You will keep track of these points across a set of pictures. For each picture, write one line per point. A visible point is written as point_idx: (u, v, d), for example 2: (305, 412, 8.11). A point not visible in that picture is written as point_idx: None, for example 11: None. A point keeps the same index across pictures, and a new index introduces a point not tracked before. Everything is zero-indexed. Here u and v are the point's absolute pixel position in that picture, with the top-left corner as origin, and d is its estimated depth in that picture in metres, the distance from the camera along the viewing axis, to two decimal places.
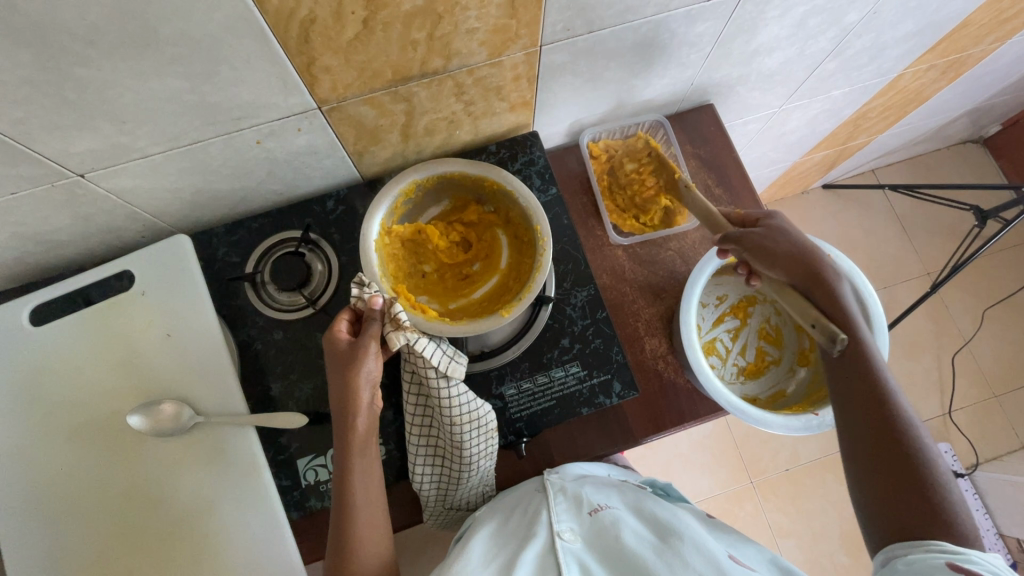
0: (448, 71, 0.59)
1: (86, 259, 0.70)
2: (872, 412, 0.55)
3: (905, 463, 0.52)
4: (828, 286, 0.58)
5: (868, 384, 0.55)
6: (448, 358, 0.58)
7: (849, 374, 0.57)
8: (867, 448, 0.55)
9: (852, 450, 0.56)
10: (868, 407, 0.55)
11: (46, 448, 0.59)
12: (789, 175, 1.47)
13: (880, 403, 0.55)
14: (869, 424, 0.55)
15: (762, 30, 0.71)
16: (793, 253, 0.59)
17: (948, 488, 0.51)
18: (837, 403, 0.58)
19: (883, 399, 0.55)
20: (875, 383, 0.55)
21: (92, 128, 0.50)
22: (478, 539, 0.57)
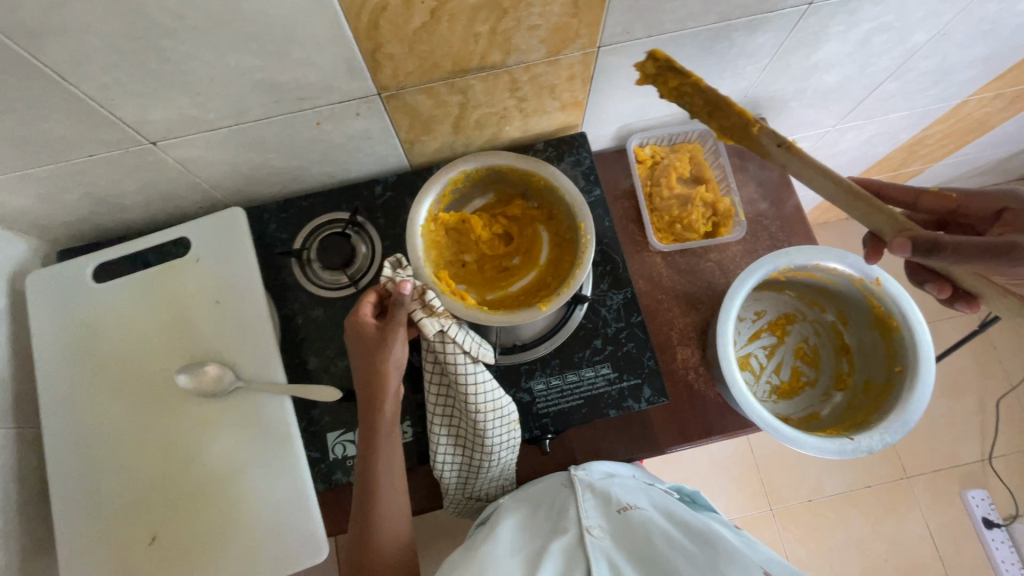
0: (505, 66, 0.60)
1: (146, 223, 0.73)
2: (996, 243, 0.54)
3: None
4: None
5: None
6: (477, 343, 0.60)
7: None
8: None
9: None
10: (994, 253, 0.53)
11: (96, 399, 0.62)
12: (835, 198, 1.44)
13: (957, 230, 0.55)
14: None
15: (822, 45, 0.70)
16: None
17: None
18: None
19: None
20: None
21: (168, 99, 0.53)
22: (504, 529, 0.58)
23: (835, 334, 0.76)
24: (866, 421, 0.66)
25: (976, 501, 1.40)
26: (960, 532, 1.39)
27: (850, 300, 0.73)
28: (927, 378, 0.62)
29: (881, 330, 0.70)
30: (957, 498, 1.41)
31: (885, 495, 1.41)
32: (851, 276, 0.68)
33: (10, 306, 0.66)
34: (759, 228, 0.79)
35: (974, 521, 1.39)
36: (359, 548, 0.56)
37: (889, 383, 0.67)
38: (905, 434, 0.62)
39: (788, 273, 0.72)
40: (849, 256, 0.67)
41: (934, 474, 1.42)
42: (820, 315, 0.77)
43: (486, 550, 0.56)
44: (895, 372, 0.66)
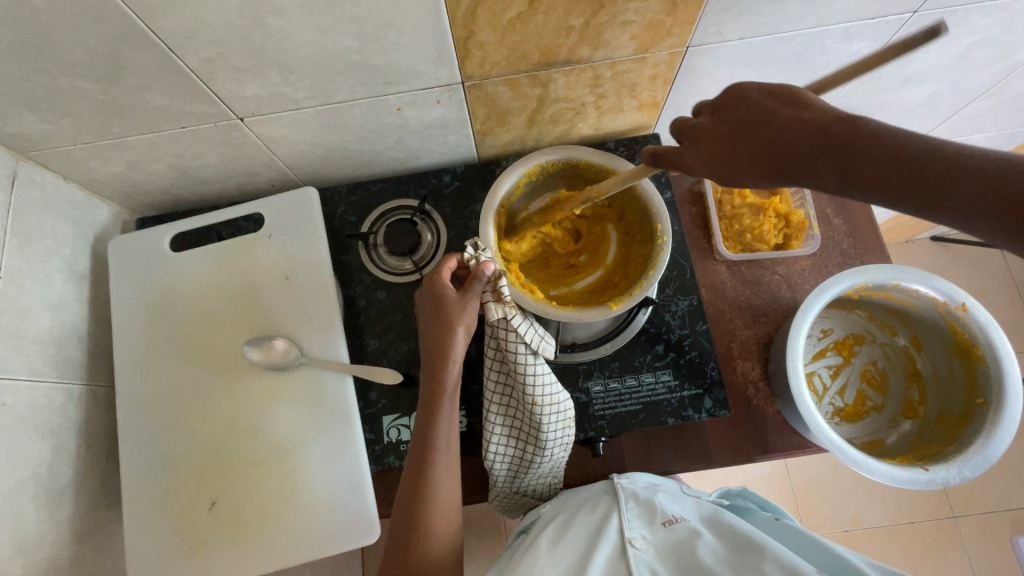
0: (591, 61, 0.59)
1: (221, 197, 0.75)
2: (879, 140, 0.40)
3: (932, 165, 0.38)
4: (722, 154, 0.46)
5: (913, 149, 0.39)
6: (539, 337, 0.59)
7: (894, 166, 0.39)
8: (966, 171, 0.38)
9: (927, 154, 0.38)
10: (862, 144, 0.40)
11: (167, 364, 0.64)
12: (898, 220, 1.39)
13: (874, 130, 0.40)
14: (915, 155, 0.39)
15: (918, 57, 0.67)
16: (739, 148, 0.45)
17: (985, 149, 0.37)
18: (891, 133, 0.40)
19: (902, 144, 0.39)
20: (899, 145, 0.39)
21: (262, 75, 0.54)
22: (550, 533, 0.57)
23: (906, 359, 0.73)
24: (941, 452, 0.63)
25: None
26: None
27: (928, 324, 0.69)
28: (1014, 413, 0.59)
29: (962, 358, 0.66)
30: (1007, 544, 1.34)
31: (929, 533, 1.35)
32: (934, 299, 0.65)
33: (92, 268, 0.68)
34: (831, 243, 0.77)
35: None
36: (404, 528, 0.53)
37: (968, 414, 0.64)
38: (985, 469, 0.59)
39: (862, 291, 0.69)
40: (934, 278, 0.64)
41: (984, 516, 1.35)
42: (891, 338, 0.73)
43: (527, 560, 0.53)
44: (976, 404, 0.63)
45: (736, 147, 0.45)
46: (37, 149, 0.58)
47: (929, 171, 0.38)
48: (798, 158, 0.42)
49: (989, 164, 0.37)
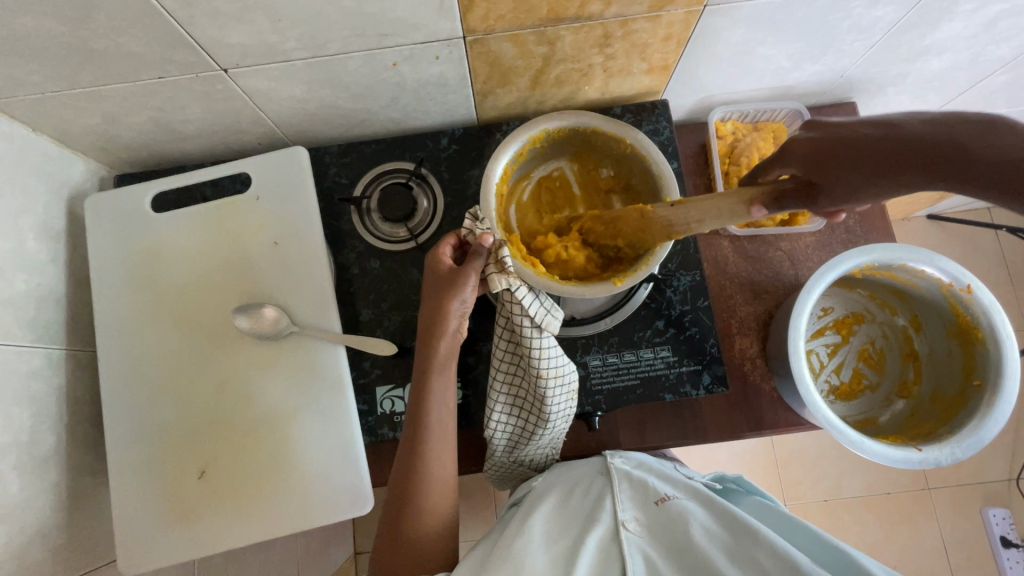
0: (602, 18, 0.55)
1: (204, 155, 0.71)
2: (916, 146, 0.46)
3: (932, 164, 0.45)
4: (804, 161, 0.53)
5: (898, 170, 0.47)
6: (545, 311, 0.57)
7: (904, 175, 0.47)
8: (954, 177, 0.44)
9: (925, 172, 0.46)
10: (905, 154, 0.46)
11: (152, 329, 0.62)
12: (898, 197, 1.38)
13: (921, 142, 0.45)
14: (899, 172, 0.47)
15: (943, 25, 0.64)
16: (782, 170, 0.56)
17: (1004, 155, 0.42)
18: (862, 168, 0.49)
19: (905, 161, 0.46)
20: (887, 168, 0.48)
21: (247, 21, 0.49)
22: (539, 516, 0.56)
23: (905, 339, 0.72)
24: (935, 433, 0.63)
25: (997, 519, 1.38)
26: (976, 547, 1.38)
27: (930, 305, 0.69)
28: (1010, 396, 0.59)
29: (962, 340, 0.66)
30: (977, 514, 1.39)
31: (904, 503, 1.40)
32: (940, 281, 0.64)
33: (68, 227, 0.64)
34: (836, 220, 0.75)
35: (991, 539, 1.37)
36: (395, 503, 0.52)
37: (963, 396, 0.64)
38: (977, 450, 0.59)
39: (867, 270, 0.68)
40: (940, 259, 0.63)
41: (957, 488, 1.40)
42: (891, 318, 0.73)
43: (520, 538, 0.52)
44: (973, 386, 0.63)
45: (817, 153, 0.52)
46: (3, 97, 0.54)
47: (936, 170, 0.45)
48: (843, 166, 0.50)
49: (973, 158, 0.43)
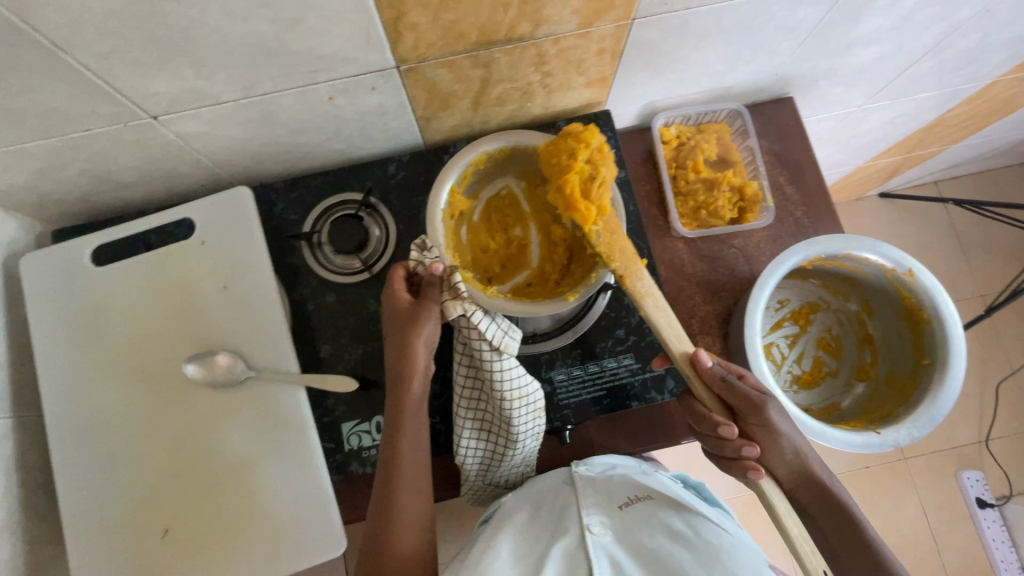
0: (533, 38, 0.56)
1: (146, 201, 0.69)
2: (850, 540, 0.55)
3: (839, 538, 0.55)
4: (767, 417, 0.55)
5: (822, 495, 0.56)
6: (502, 333, 0.56)
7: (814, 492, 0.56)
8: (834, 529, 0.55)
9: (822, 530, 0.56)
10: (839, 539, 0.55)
11: (103, 388, 0.60)
12: (849, 179, 1.42)
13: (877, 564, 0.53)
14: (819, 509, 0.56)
15: (864, 21, 0.66)
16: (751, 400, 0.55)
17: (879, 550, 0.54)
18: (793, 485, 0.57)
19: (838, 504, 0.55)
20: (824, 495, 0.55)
21: (170, 69, 0.48)
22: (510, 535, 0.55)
23: (858, 324, 0.75)
24: (892, 414, 0.65)
25: (971, 481, 1.42)
26: (954, 512, 1.42)
27: (877, 290, 0.71)
28: (956, 373, 0.61)
29: (909, 322, 0.68)
30: (952, 478, 1.44)
31: (883, 476, 1.43)
32: (883, 267, 0.66)
33: (5, 290, 0.62)
34: (785, 213, 0.77)
35: (967, 501, 1.42)
36: (369, 545, 0.51)
37: (915, 376, 0.66)
38: (932, 429, 0.61)
39: (816, 262, 0.70)
40: (883, 246, 0.65)
41: (931, 456, 1.45)
42: (843, 305, 0.75)
43: (485, 559, 0.51)
44: (923, 365, 0.65)
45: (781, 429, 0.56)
46: None
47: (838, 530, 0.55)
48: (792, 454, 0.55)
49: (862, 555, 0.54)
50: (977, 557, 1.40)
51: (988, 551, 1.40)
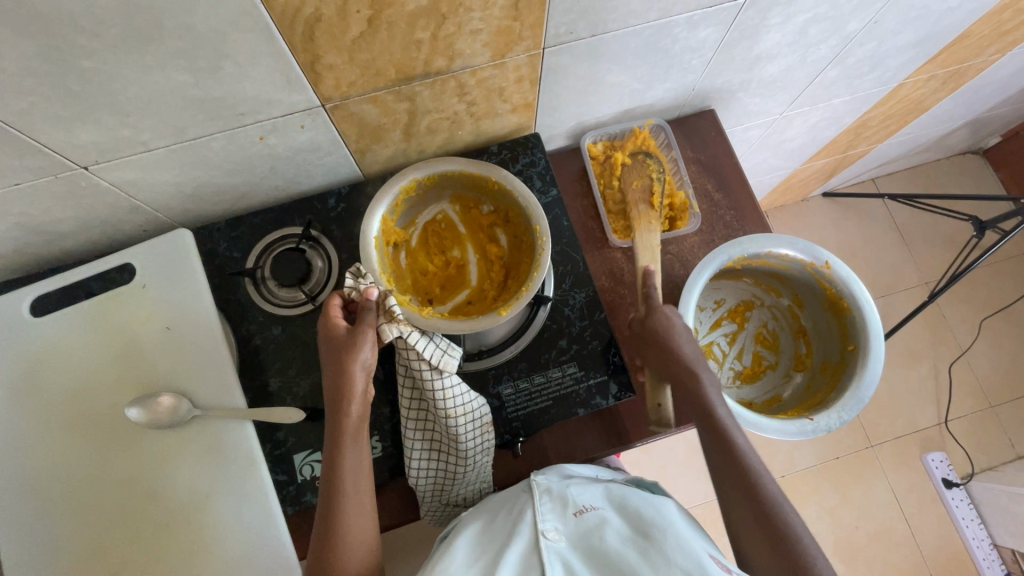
0: (450, 71, 0.59)
1: (88, 250, 0.70)
2: (758, 515, 0.52)
3: (762, 517, 0.52)
4: (681, 367, 0.60)
5: (732, 461, 0.55)
6: (441, 352, 0.58)
7: (726, 462, 0.56)
8: (743, 498, 0.53)
9: (741, 508, 0.53)
10: (725, 477, 0.55)
11: (44, 440, 0.59)
12: (788, 182, 1.50)
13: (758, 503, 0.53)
14: (732, 482, 0.55)
15: (763, 37, 0.71)
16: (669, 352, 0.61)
17: (794, 534, 0.50)
18: (704, 449, 0.59)
19: (746, 473, 0.54)
20: (734, 459, 0.55)
21: (95, 120, 0.50)
22: (462, 544, 0.56)
23: (792, 317, 0.78)
24: (825, 400, 0.68)
25: (936, 463, 1.46)
26: (923, 494, 1.45)
27: (803, 283, 0.75)
28: (877, 354, 0.65)
29: (835, 311, 0.72)
30: (919, 462, 1.47)
31: (851, 465, 1.47)
32: (803, 261, 0.71)
33: None
34: (714, 217, 0.80)
35: (935, 483, 1.45)
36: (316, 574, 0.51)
37: (843, 362, 0.70)
38: (860, 410, 0.64)
39: (743, 261, 0.73)
40: (799, 241, 0.69)
41: (896, 441, 1.49)
42: (776, 300, 0.79)
43: (440, 567, 0.52)
44: (849, 351, 0.69)
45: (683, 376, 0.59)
46: None
47: (748, 504, 0.53)
48: (701, 408, 0.58)
49: (778, 531, 0.51)
50: (950, 538, 1.42)
51: (960, 531, 1.43)
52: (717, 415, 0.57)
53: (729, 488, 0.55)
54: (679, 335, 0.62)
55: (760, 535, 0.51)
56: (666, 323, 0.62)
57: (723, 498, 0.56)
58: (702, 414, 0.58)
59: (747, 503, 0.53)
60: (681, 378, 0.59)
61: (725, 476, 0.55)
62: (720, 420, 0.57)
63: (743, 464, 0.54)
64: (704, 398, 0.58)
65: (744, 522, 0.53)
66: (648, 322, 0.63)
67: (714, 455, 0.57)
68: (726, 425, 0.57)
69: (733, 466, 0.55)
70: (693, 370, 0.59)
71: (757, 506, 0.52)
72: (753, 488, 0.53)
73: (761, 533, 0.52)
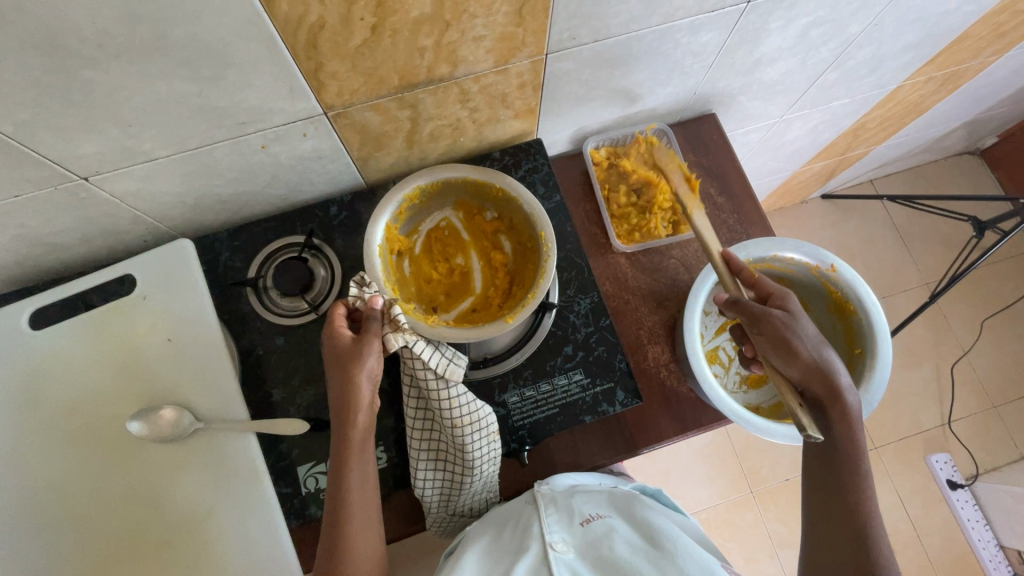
0: (454, 78, 0.59)
1: (87, 261, 0.69)
2: (848, 529, 0.55)
3: (851, 531, 0.55)
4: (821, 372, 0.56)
5: (841, 473, 0.56)
6: (447, 360, 0.58)
7: (835, 471, 0.57)
8: (841, 510, 0.56)
9: (832, 514, 0.56)
10: (831, 481, 0.57)
11: (44, 455, 0.58)
12: (788, 185, 1.50)
13: (858, 522, 0.55)
14: (837, 492, 0.56)
15: (764, 40, 0.71)
16: (801, 356, 0.56)
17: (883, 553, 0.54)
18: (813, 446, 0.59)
19: (851, 487, 0.56)
20: (847, 472, 0.56)
21: (96, 131, 0.49)
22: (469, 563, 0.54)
23: None
24: None
25: (940, 464, 1.45)
26: (928, 496, 1.44)
27: (808, 287, 0.75)
28: (884, 358, 0.65)
29: (839, 314, 0.72)
30: (923, 463, 1.47)
31: None
32: (808, 264, 0.71)
33: None
34: (717, 221, 0.80)
35: (939, 484, 1.45)
36: None
37: (850, 365, 0.70)
38: (869, 414, 0.64)
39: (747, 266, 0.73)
40: (804, 244, 0.69)
41: (899, 443, 1.48)
42: None
43: None
44: (856, 354, 0.69)
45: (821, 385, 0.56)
46: None
47: (847, 518, 0.55)
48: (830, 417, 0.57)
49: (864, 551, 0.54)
50: (956, 539, 1.42)
51: (966, 532, 1.42)
52: (845, 429, 0.56)
53: (832, 496, 0.57)
54: (818, 342, 0.56)
55: (842, 547, 0.55)
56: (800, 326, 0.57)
57: (813, 495, 0.59)
58: (827, 418, 0.57)
59: (843, 516, 0.56)
60: (813, 382, 0.57)
61: (833, 485, 0.57)
62: (847, 433, 0.56)
63: (856, 481, 0.56)
64: (838, 406, 0.56)
65: (825, 525, 0.57)
66: (782, 324, 0.56)
67: (825, 457, 0.58)
68: (842, 437, 0.57)
69: (839, 476, 0.56)
70: (833, 379, 0.56)
71: (854, 523, 0.55)
72: (861, 506, 0.55)
73: (847, 544, 0.55)
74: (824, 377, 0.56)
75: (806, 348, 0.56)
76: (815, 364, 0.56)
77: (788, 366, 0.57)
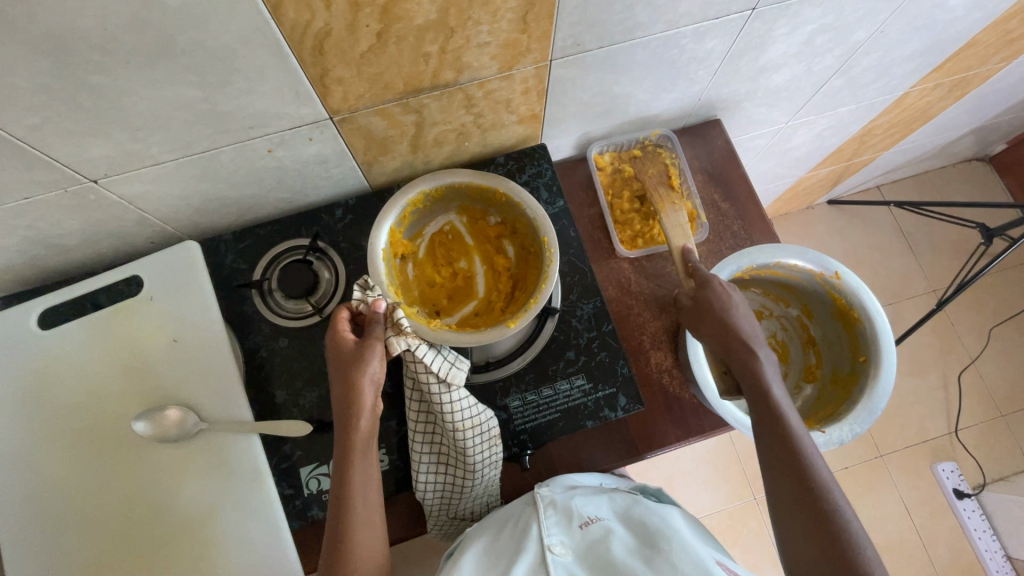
0: (458, 83, 0.59)
1: (95, 263, 0.70)
2: (802, 501, 0.51)
3: (805, 501, 0.51)
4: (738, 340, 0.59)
5: (783, 440, 0.54)
6: (449, 364, 0.58)
7: (775, 441, 0.55)
8: (788, 482, 0.52)
9: (779, 489, 0.53)
10: (773, 452, 0.55)
11: (50, 453, 0.59)
12: (794, 191, 1.49)
13: (807, 486, 0.51)
14: (781, 464, 0.53)
15: (769, 47, 0.71)
16: (714, 325, 0.60)
17: (842, 523, 0.49)
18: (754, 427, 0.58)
19: (797, 455, 0.53)
20: (782, 438, 0.54)
21: (105, 135, 0.50)
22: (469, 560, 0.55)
23: (801, 327, 0.78)
24: (836, 412, 0.67)
25: (947, 473, 1.44)
26: (935, 505, 1.43)
27: (812, 294, 0.74)
28: (888, 366, 0.64)
29: (844, 322, 0.71)
30: (929, 472, 1.45)
31: (861, 475, 1.45)
32: (812, 271, 0.70)
33: None
34: (721, 227, 0.80)
35: (946, 493, 1.43)
36: None
37: (854, 374, 0.69)
38: (873, 422, 0.64)
39: (752, 272, 0.73)
40: (809, 252, 0.69)
41: (905, 451, 1.47)
42: (785, 310, 0.79)
43: None
44: (860, 362, 0.68)
45: (735, 352, 0.59)
46: None
47: (792, 488, 0.52)
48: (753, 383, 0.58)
49: (822, 523, 0.49)
50: (962, 550, 1.40)
51: (972, 542, 1.40)
52: (765, 394, 0.57)
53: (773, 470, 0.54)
54: (731, 313, 0.61)
55: (802, 525, 0.51)
56: (715, 298, 0.62)
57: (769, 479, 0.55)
58: (751, 387, 0.58)
59: (793, 488, 0.52)
60: (730, 352, 0.59)
61: (771, 456, 0.55)
62: (772, 398, 0.56)
63: (791, 448, 0.53)
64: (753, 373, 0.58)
65: (781, 506, 0.53)
66: (692, 303, 0.63)
67: (762, 432, 0.56)
68: (775, 404, 0.56)
69: (780, 445, 0.54)
70: (744, 346, 0.59)
71: (800, 495, 0.51)
72: (800, 475, 0.52)
73: (800, 518, 0.51)
74: (734, 346, 0.59)
75: (720, 315, 0.60)
76: (733, 332, 0.59)
77: (710, 341, 0.61)
